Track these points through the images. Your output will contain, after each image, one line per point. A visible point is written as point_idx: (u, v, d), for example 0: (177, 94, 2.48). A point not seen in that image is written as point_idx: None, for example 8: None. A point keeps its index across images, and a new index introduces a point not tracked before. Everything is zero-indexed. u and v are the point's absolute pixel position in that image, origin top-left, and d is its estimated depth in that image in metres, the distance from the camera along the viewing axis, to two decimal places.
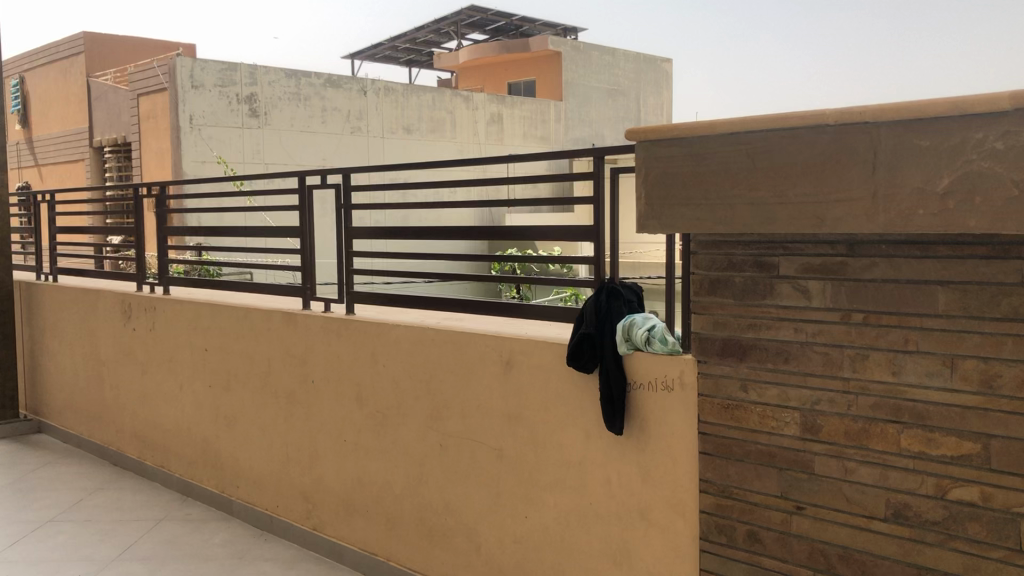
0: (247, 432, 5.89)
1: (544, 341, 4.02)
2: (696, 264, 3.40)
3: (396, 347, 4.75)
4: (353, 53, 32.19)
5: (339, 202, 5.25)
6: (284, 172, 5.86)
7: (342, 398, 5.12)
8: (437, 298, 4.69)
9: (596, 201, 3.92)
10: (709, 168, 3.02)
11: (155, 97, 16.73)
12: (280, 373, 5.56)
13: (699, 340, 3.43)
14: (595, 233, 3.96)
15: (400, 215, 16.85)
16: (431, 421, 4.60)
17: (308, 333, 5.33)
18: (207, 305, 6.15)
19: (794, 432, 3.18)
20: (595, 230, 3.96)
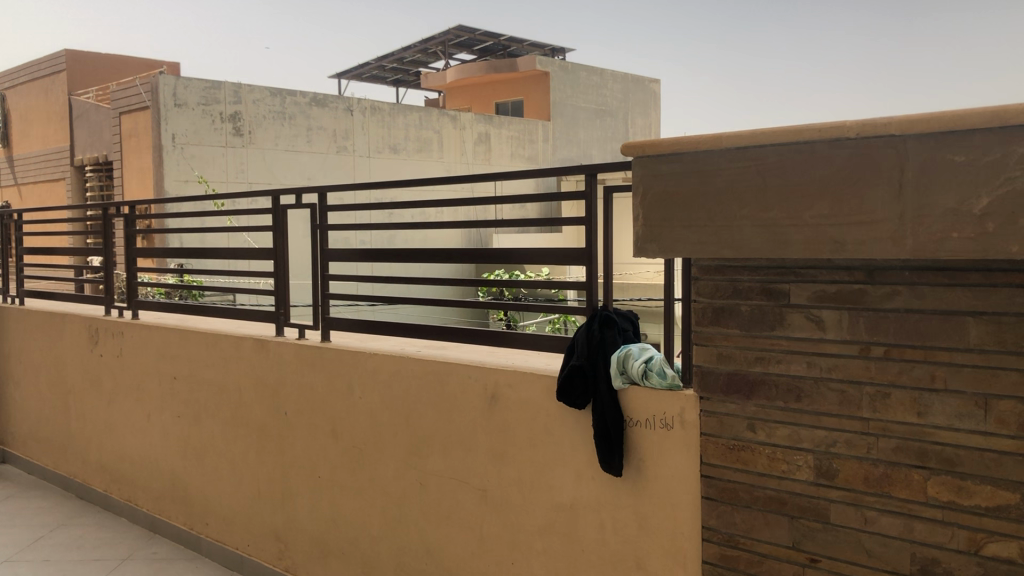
0: (216, 466, 5.55)
1: (533, 373, 3.72)
2: (699, 291, 3.12)
3: (374, 378, 4.44)
4: (340, 73, 31.99)
5: (314, 222, 4.95)
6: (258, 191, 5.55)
7: (316, 432, 4.80)
8: (418, 325, 4.39)
9: (587, 222, 3.64)
10: (713, 187, 2.74)
11: (136, 115, 16.45)
12: (251, 403, 5.24)
13: (701, 374, 3.14)
14: (587, 257, 3.67)
15: (386, 234, 16.57)
16: (410, 457, 4.28)
17: (281, 362, 5.01)
18: (175, 331, 5.83)
19: (807, 477, 2.88)
20: (586, 253, 3.67)
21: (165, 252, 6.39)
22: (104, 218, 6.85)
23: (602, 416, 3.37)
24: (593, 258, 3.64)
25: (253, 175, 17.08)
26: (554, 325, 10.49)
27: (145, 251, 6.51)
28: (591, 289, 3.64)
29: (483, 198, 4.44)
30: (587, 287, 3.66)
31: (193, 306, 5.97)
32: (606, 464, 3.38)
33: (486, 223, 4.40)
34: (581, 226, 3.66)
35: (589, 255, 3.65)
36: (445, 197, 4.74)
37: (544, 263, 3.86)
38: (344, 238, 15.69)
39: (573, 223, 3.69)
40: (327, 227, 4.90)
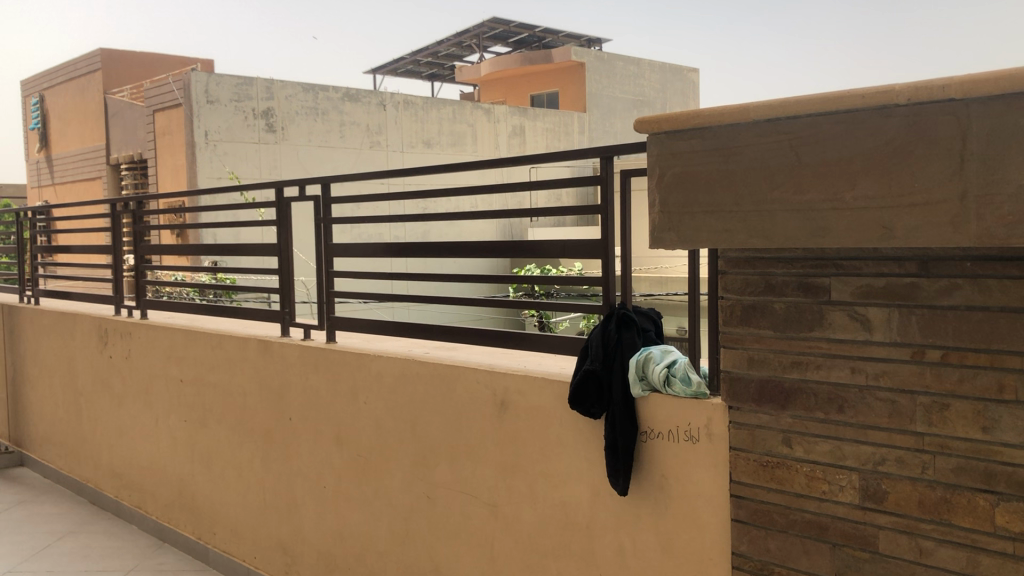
0: (223, 474, 5.28)
1: (544, 378, 3.38)
2: (726, 287, 2.75)
3: (379, 381, 4.13)
4: (375, 68, 31.84)
5: (317, 215, 4.64)
6: (263, 183, 5.26)
7: (321, 439, 4.50)
8: (426, 325, 4.07)
9: (603, 210, 3.28)
10: (739, 166, 2.37)
11: (169, 112, 16.35)
12: (256, 408, 4.96)
13: (729, 381, 2.77)
14: (603, 249, 3.31)
15: (419, 228, 16.33)
16: (417, 469, 3.97)
17: (285, 365, 4.72)
18: (181, 332, 5.58)
19: (851, 499, 2.50)
20: (602, 245, 3.31)
21: (173, 249, 6.14)
22: (113, 214, 6.62)
23: (613, 427, 3.03)
24: (609, 250, 3.28)
25: (285, 172, 16.91)
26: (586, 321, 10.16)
27: (154, 248, 6.27)
28: (608, 285, 3.28)
29: (495, 187, 4.10)
30: (603, 282, 3.30)
31: (200, 305, 5.71)
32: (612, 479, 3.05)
33: (498, 214, 4.06)
34: (596, 215, 3.30)
35: (606, 247, 3.29)
36: (456, 187, 4.41)
37: (558, 256, 3.52)
38: (376, 231, 15.48)
39: (587, 211, 3.33)
40: (331, 221, 4.59)
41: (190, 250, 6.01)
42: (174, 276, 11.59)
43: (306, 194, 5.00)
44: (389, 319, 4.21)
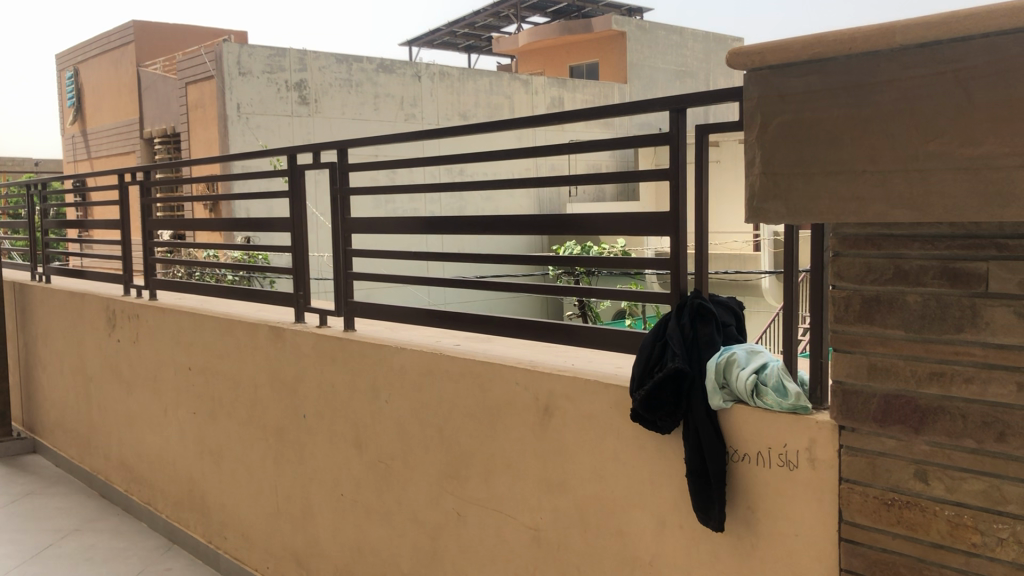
0: (234, 473, 4.77)
1: (598, 382, 2.79)
2: (840, 272, 2.13)
3: (403, 377, 3.55)
4: (410, 40, 31.11)
5: (333, 185, 4.06)
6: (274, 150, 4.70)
7: (337, 441, 3.95)
8: (456, 314, 3.49)
9: (671, 177, 2.65)
10: (878, 110, 1.74)
11: (202, 85, 15.84)
12: (268, 402, 4.42)
13: (841, 395, 2.15)
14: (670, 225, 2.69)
15: (456, 202, 15.74)
16: (445, 481, 3.40)
17: (298, 354, 4.17)
18: (189, 316, 5.06)
19: (1014, 558, 1.88)
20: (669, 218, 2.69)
21: (183, 223, 5.60)
22: (120, 186, 6.10)
23: (696, 443, 2.41)
24: (678, 225, 2.66)
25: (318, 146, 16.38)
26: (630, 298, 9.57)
27: (162, 223, 5.75)
28: (677, 268, 2.66)
29: (537, 152, 3.49)
30: (669, 264, 2.69)
31: (209, 286, 5.17)
32: (702, 513, 2.41)
33: (538, 184, 3.45)
34: (663, 182, 2.68)
35: (674, 221, 2.67)
36: (491, 153, 3.81)
37: (613, 234, 2.91)
38: (411, 201, 15.00)
39: (650, 179, 2.71)
40: (348, 192, 4.01)
41: (200, 225, 5.47)
42: (205, 251, 11.13)
43: (321, 161, 4.42)
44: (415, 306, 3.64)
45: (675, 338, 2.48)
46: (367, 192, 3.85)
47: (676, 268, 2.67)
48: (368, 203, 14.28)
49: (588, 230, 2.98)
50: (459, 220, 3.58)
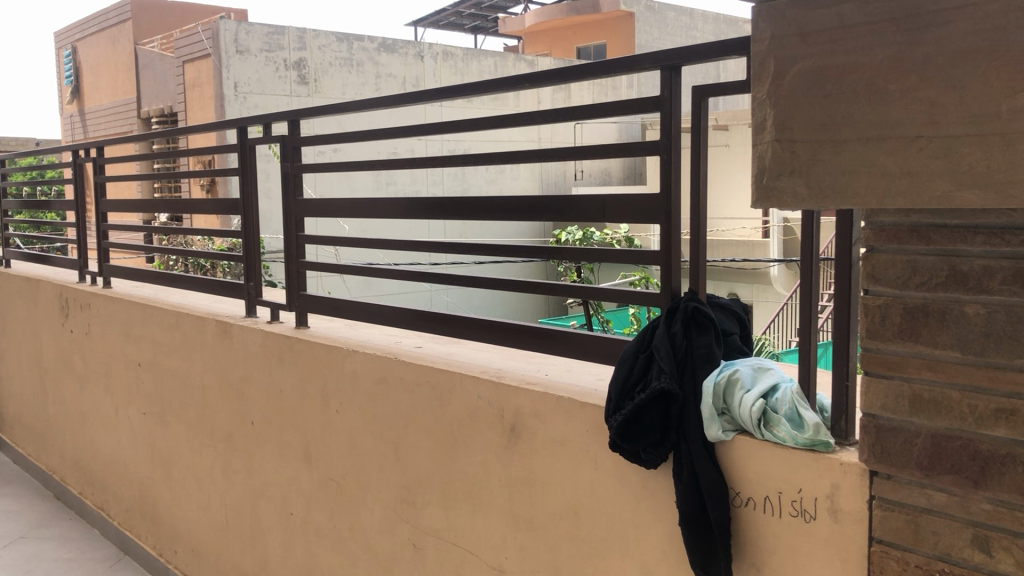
0: (183, 481, 4.31)
1: (571, 401, 2.30)
2: (876, 273, 1.64)
3: (355, 384, 3.07)
4: (415, 20, 30.33)
5: (284, 162, 3.57)
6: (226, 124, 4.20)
7: (287, 453, 3.48)
8: (417, 313, 3.00)
9: (661, 151, 2.15)
10: (939, 48, 1.25)
11: (199, 63, 15.23)
12: (216, 405, 3.95)
13: (874, 432, 1.66)
14: (657, 208, 2.20)
15: (458, 184, 15.17)
16: (401, 506, 2.92)
17: (245, 353, 3.70)
18: (138, 306, 4.58)
19: None
20: (656, 201, 2.20)
21: (138, 205, 5.10)
22: (75, 163, 5.62)
23: (690, 482, 1.92)
24: (667, 209, 2.16)
25: None
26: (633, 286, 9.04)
27: (118, 203, 5.26)
28: (667, 262, 2.17)
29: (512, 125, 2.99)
30: (657, 257, 2.20)
31: (162, 274, 4.69)
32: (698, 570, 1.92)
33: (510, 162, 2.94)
34: (649, 158, 2.19)
35: (663, 204, 2.17)
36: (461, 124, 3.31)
37: (593, 219, 2.41)
38: (412, 182, 14.47)
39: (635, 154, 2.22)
40: (301, 171, 3.53)
41: (157, 207, 4.98)
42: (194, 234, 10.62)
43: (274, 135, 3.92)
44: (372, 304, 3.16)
45: (667, 349, 1.99)
46: (321, 170, 3.36)
47: (667, 262, 2.17)
48: (367, 184, 13.77)
49: (564, 216, 2.48)
50: (420, 202, 3.08)
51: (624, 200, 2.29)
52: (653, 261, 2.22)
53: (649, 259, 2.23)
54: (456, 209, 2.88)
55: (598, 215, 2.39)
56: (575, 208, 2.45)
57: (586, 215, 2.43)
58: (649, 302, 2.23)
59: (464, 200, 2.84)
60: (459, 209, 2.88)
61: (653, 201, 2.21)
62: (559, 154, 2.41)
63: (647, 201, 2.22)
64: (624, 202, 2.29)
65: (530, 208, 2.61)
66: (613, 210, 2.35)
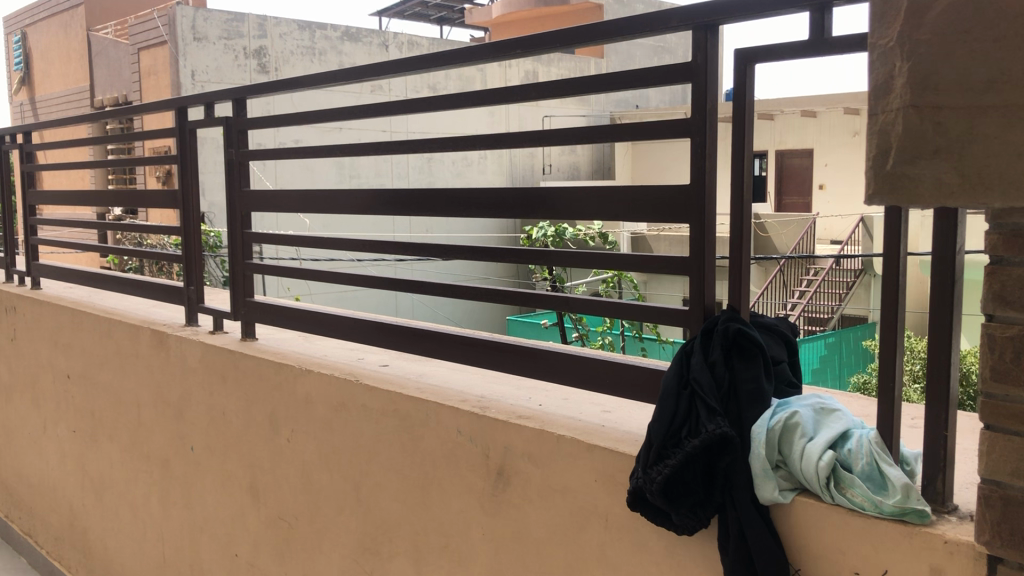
0: (115, 510, 3.80)
1: (572, 441, 1.86)
2: (1008, 294, 1.22)
3: (307, 409, 2.61)
4: (381, 10, 29.50)
5: (230, 147, 3.08)
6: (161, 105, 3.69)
7: (230, 485, 3.00)
8: (383, 329, 2.54)
9: (692, 130, 1.72)
10: None
11: (154, 50, 14.49)
12: (151, 426, 3.45)
13: (999, 509, 1.24)
14: (683, 201, 1.77)
15: (424, 178, 14.66)
16: (362, 555, 2.46)
17: (184, 369, 3.21)
18: (67, 311, 4.05)
19: None
20: (683, 194, 1.76)
21: (72, 198, 4.56)
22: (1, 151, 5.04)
23: (750, 553, 1.49)
24: (699, 203, 1.73)
25: None
26: (607, 285, 8.65)
27: (48, 196, 4.72)
28: (698, 270, 1.74)
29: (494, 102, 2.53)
30: (684, 263, 1.76)
31: (95, 275, 4.17)
32: None
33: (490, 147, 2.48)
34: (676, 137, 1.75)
35: (694, 197, 1.74)
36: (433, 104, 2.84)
37: (598, 218, 1.95)
38: (376, 175, 13.95)
39: (656, 135, 1.78)
40: (248, 159, 3.05)
41: (90, 200, 4.44)
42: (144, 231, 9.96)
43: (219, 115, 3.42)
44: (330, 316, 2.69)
45: (707, 384, 1.56)
46: (272, 159, 2.88)
47: (697, 270, 1.74)
48: (331, 176, 13.23)
49: (558, 213, 2.03)
50: (386, 197, 2.61)
51: (641, 194, 1.84)
52: (680, 268, 1.78)
53: (675, 266, 1.79)
54: (430, 204, 2.43)
55: (601, 213, 1.92)
56: (573, 202, 1.99)
57: (587, 211, 1.96)
58: (673, 320, 1.79)
59: (439, 191, 2.39)
60: (433, 203, 2.42)
61: (679, 193, 1.77)
62: (559, 137, 1.98)
63: (671, 193, 1.79)
64: (640, 195, 1.84)
65: (515, 204, 2.16)
66: (622, 209, 1.89)
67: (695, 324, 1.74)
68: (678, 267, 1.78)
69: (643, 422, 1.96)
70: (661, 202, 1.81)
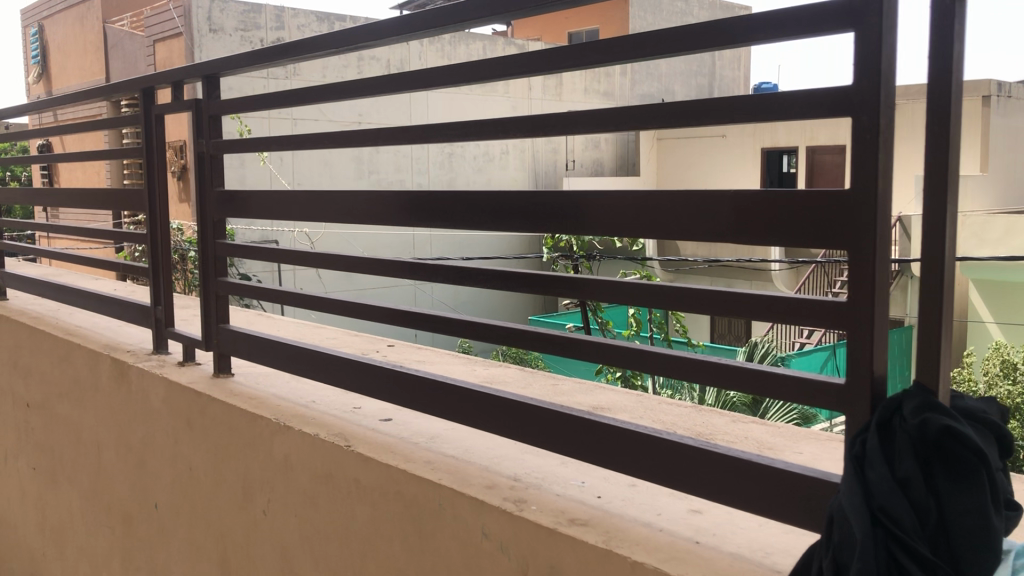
0: (77, 566, 3.21)
1: (651, 569, 1.25)
2: None
3: (286, 478, 2.01)
4: (406, 4, 28.48)
5: (201, 136, 2.50)
6: (126, 87, 3.09)
7: (196, 558, 2.41)
8: (385, 380, 1.93)
9: (857, 102, 1.09)
10: None
11: (170, 42, 13.86)
12: (112, 473, 2.86)
13: None
14: (803, 212, 1.17)
15: (444, 174, 14.03)
16: None
17: (146, 408, 2.62)
18: (28, 330, 3.46)
19: None
20: (841, 205, 1.12)
21: (43, 198, 3.96)
22: None
23: None
24: (849, 214, 1.11)
25: None
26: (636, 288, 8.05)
27: (19, 195, 4.13)
28: (815, 313, 1.15)
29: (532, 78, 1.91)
30: (792, 306, 1.18)
31: (62, 287, 3.57)
32: None
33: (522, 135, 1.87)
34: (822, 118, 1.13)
35: (838, 205, 1.13)
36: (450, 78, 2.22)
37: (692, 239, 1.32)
38: (396, 171, 13.31)
39: (784, 112, 1.16)
40: (222, 152, 2.46)
41: (62, 202, 3.83)
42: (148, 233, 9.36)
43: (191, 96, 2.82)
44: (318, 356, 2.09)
45: (905, 521, 0.97)
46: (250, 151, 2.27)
47: (818, 316, 1.15)
48: (349, 172, 12.65)
49: (580, 231, 1.50)
50: (389, 204, 1.98)
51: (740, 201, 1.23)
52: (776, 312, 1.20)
53: (768, 308, 1.20)
54: (447, 211, 1.81)
55: (655, 229, 1.36)
56: (616, 211, 1.43)
57: (635, 224, 1.39)
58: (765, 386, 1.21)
59: (460, 194, 1.77)
60: (432, 212, 1.84)
61: (791, 199, 1.18)
62: (627, 119, 1.36)
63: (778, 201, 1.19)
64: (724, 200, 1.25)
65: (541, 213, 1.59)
66: (730, 228, 1.25)
67: (817, 397, 1.15)
68: (780, 311, 1.20)
69: (751, 538, 1.35)
70: (778, 208, 1.19)
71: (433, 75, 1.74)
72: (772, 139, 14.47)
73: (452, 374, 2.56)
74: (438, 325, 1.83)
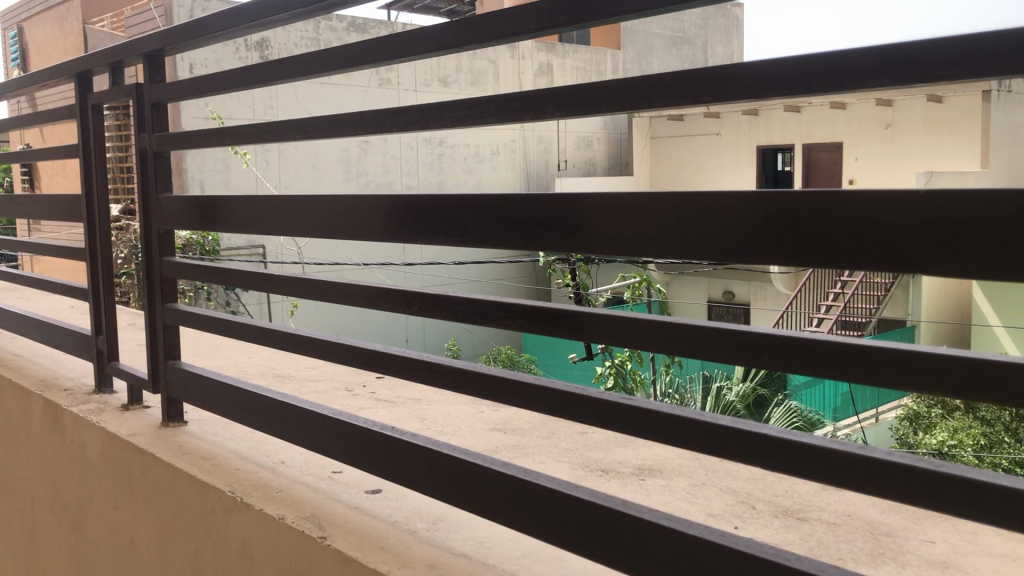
0: None
1: None
2: None
3: (245, 570, 1.54)
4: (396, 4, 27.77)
5: (148, 129, 2.04)
6: (54, 78, 2.60)
7: None
8: (364, 446, 1.47)
9: (989, 56, 0.83)
10: None
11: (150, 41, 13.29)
12: (47, 535, 2.38)
13: None
14: (899, 216, 0.87)
15: (434, 176, 13.56)
16: None
17: (81, 462, 2.15)
18: None
19: None
20: (993, 202, 0.81)
21: None
22: None
23: None
24: (1003, 222, 0.81)
25: None
26: (635, 290, 7.63)
27: None
28: (979, 371, 0.86)
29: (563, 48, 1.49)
30: (932, 363, 0.88)
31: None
32: None
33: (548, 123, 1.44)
34: (911, 87, 0.89)
35: (966, 203, 0.82)
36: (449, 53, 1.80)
37: (852, 268, 0.90)
38: (384, 173, 12.82)
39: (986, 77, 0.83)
40: (169, 148, 1.99)
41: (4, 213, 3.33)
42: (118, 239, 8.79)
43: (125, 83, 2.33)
44: (287, 406, 1.63)
45: None
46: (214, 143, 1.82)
47: (1002, 385, 0.85)
48: (336, 174, 12.16)
49: (587, 250, 1.16)
50: (380, 213, 1.53)
51: (808, 209, 0.93)
52: (908, 373, 0.90)
53: (893, 364, 0.91)
54: (460, 224, 1.36)
55: (688, 247, 1.04)
56: (627, 216, 1.11)
57: (680, 237, 1.05)
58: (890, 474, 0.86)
59: (471, 197, 1.34)
60: (403, 221, 1.47)
61: (879, 202, 0.88)
62: (768, 83, 0.96)
63: (856, 207, 0.90)
64: (772, 205, 0.96)
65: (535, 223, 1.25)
66: (926, 251, 0.85)
67: (973, 500, 0.81)
68: (926, 371, 0.89)
69: None
70: (885, 211, 0.87)
71: (453, 36, 1.31)
72: (767, 136, 13.89)
73: (458, 420, 2.12)
74: (437, 374, 1.37)
